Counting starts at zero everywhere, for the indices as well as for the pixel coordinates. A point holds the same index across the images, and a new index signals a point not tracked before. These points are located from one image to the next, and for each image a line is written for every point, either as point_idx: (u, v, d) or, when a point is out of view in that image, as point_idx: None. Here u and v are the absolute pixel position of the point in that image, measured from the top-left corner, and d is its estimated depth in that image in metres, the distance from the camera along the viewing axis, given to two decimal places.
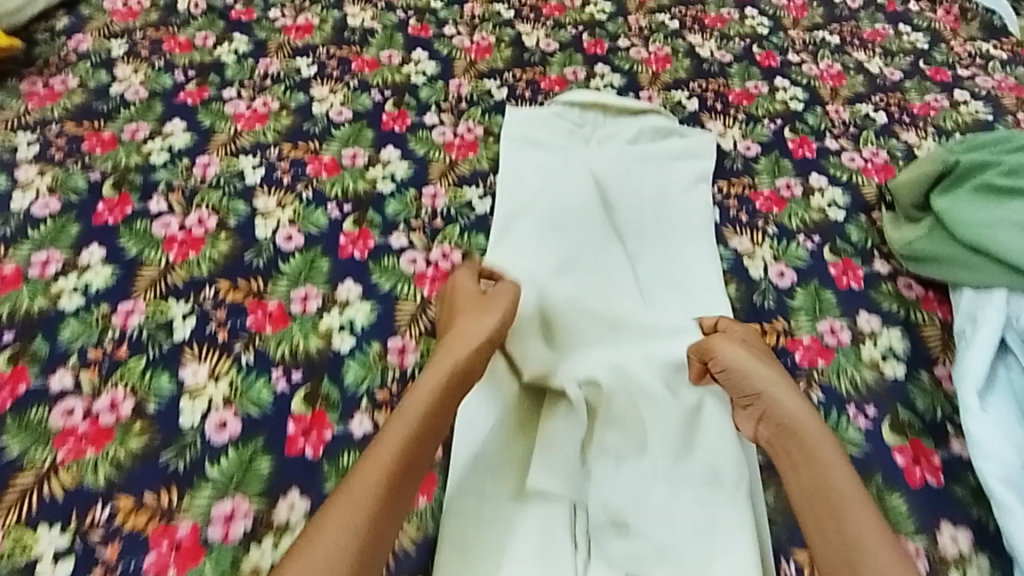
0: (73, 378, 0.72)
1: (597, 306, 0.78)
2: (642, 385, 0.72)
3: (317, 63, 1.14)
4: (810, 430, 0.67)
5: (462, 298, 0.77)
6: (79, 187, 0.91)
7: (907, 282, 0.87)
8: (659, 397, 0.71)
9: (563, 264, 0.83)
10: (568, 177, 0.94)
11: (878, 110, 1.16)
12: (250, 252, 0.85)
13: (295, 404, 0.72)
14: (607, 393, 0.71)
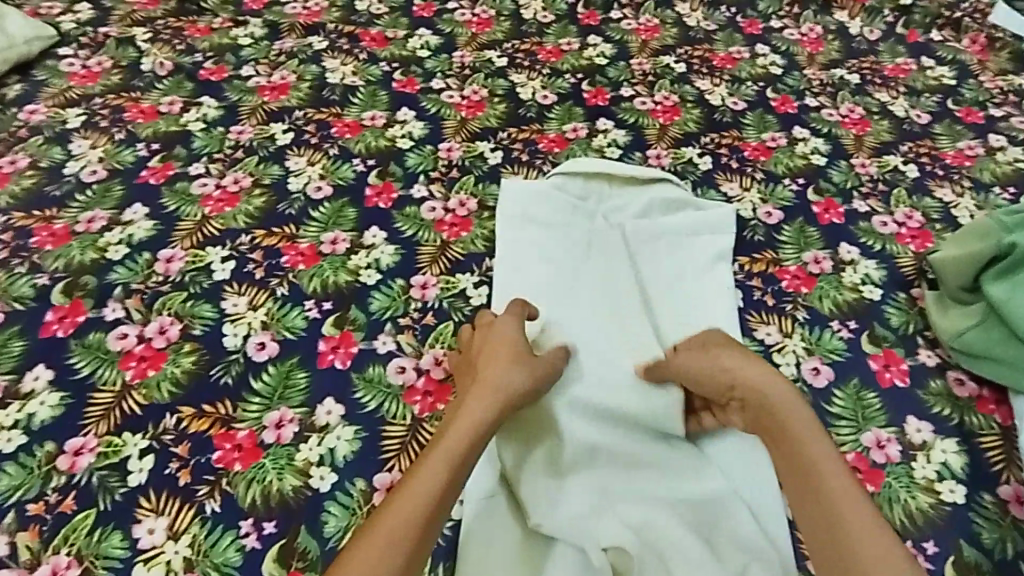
0: (10, 545, 0.63)
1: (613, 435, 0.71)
2: (675, 547, 0.63)
3: (294, 129, 1.04)
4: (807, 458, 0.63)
5: (493, 351, 0.72)
6: (25, 294, 0.81)
7: (957, 378, 0.78)
8: (698, 563, 0.63)
9: (582, 381, 0.74)
10: (578, 275, 0.85)
11: (908, 161, 1.06)
12: (217, 368, 0.76)
13: (267, 566, 0.63)
14: (634, 559, 0.63)
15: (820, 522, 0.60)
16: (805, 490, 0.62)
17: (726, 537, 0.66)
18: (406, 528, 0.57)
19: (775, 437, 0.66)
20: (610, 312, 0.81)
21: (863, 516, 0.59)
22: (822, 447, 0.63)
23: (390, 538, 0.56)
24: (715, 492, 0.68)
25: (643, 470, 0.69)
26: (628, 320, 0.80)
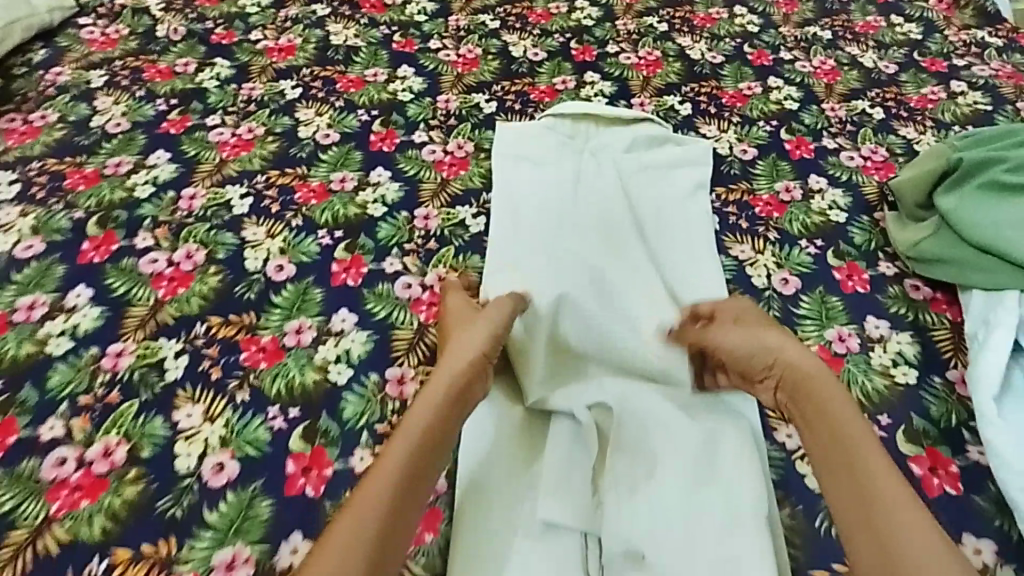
0: (65, 427, 0.70)
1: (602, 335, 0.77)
2: (651, 411, 0.68)
3: (301, 85, 1.12)
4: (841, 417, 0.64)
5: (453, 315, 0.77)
6: (62, 227, 0.88)
7: (913, 284, 0.85)
8: (672, 422, 0.67)
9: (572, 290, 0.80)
10: (574, 219, 0.89)
11: (875, 105, 1.14)
12: (240, 286, 0.83)
13: (294, 442, 0.70)
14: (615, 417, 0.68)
15: (856, 499, 0.59)
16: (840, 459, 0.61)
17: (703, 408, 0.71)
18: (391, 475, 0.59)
19: (810, 415, 0.66)
20: (607, 241, 0.86)
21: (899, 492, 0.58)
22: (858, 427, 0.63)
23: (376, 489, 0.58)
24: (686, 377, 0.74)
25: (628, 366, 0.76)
26: (622, 252, 0.85)
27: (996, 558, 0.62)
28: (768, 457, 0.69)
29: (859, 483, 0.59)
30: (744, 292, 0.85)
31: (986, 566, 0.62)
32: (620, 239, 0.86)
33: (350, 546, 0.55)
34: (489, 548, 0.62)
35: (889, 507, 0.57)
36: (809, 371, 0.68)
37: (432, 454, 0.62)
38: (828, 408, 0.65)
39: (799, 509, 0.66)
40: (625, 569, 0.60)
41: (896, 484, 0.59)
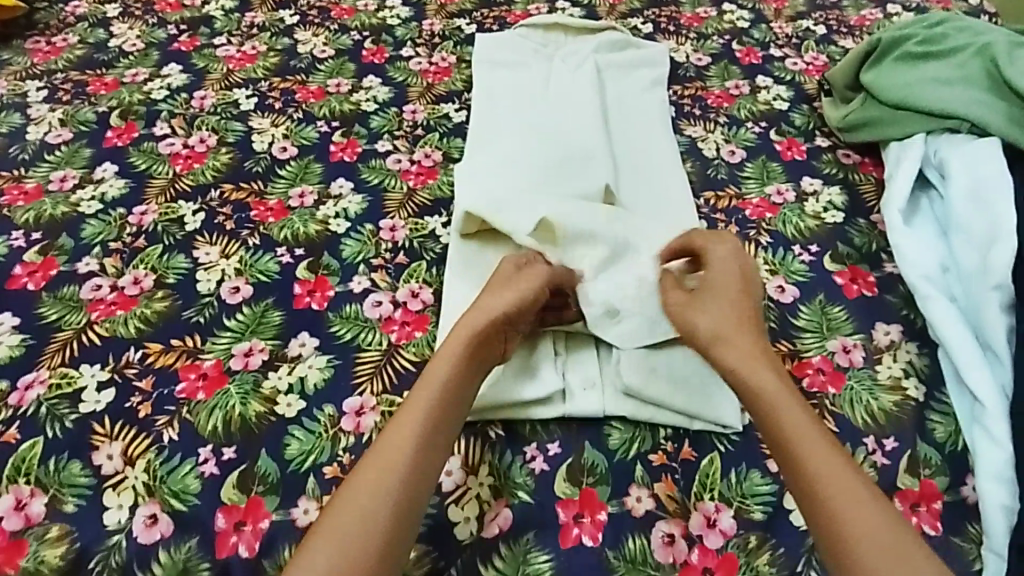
0: (99, 263, 0.79)
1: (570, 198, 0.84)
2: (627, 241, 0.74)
3: (299, 14, 1.23)
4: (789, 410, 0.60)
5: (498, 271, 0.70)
6: (88, 119, 0.99)
7: (844, 153, 0.95)
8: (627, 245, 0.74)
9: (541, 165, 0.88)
10: (548, 115, 0.97)
11: (818, 24, 1.25)
12: (249, 162, 0.94)
13: (300, 272, 0.79)
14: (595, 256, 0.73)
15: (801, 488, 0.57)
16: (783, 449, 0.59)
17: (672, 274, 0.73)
18: (403, 459, 0.57)
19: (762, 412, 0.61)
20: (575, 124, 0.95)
21: (845, 475, 0.57)
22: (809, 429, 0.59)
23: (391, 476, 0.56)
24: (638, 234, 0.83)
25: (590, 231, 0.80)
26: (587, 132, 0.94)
27: (902, 336, 0.73)
28: None
29: (791, 453, 0.58)
30: (695, 160, 0.96)
31: (893, 343, 0.72)
32: (594, 134, 0.93)
33: (366, 531, 0.54)
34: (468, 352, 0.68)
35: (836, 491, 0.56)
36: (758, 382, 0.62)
37: (450, 427, 0.60)
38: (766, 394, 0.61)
39: None
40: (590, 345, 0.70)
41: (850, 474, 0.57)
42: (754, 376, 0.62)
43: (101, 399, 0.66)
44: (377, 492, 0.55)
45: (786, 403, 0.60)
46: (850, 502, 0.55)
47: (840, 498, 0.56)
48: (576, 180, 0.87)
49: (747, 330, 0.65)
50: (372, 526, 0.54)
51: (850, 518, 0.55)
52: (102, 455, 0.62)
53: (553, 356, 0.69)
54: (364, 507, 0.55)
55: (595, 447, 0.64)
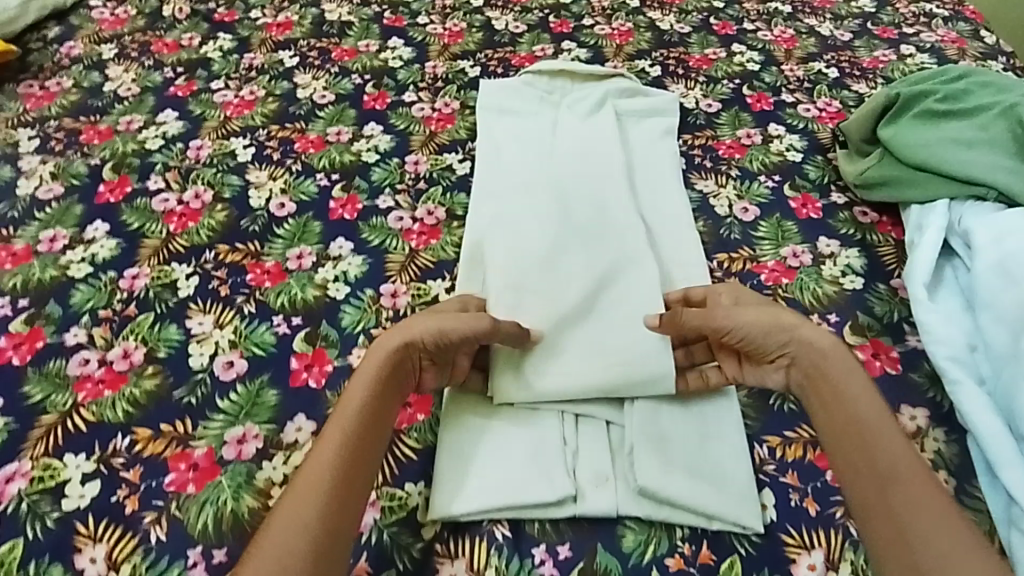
0: (87, 335, 0.76)
1: (600, 268, 0.80)
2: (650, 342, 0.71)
3: (299, 55, 1.20)
4: (862, 402, 0.62)
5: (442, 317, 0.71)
6: (80, 172, 0.96)
7: (861, 210, 0.92)
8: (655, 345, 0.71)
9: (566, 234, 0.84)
10: (563, 172, 0.92)
11: (830, 66, 1.22)
12: (246, 219, 0.91)
13: (297, 345, 0.76)
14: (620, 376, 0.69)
15: (880, 475, 0.58)
16: (846, 430, 0.62)
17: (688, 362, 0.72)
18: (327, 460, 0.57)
19: (828, 397, 0.64)
20: (594, 184, 0.91)
21: (918, 468, 0.58)
22: (867, 403, 0.62)
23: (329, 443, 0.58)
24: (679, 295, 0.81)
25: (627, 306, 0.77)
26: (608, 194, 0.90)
27: (928, 422, 0.70)
28: None
29: (854, 427, 0.61)
30: (708, 219, 0.92)
31: (919, 429, 0.69)
32: (611, 190, 0.90)
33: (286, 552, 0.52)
34: (472, 446, 0.65)
35: (911, 481, 0.57)
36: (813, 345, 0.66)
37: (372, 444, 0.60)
38: (839, 389, 0.64)
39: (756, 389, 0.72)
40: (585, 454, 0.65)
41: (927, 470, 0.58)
42: (837, 365, 0.65)
43: (86, 493, 0.63)
44: (300, 496, 0.55)
45: (864, 392, 0.63)
46: (928, 498, 0.56)
47: (919, 492, 0.57)
48: (596, 240, 0.83)
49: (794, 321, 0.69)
50: (312, 491, 0.55)
51: (900, 495, 0.57)
52: (85, 558, 0.59)
53: (563, 448, 0.65)
54: (309, 473, 0.56)
55: (607, 549, 0.60)
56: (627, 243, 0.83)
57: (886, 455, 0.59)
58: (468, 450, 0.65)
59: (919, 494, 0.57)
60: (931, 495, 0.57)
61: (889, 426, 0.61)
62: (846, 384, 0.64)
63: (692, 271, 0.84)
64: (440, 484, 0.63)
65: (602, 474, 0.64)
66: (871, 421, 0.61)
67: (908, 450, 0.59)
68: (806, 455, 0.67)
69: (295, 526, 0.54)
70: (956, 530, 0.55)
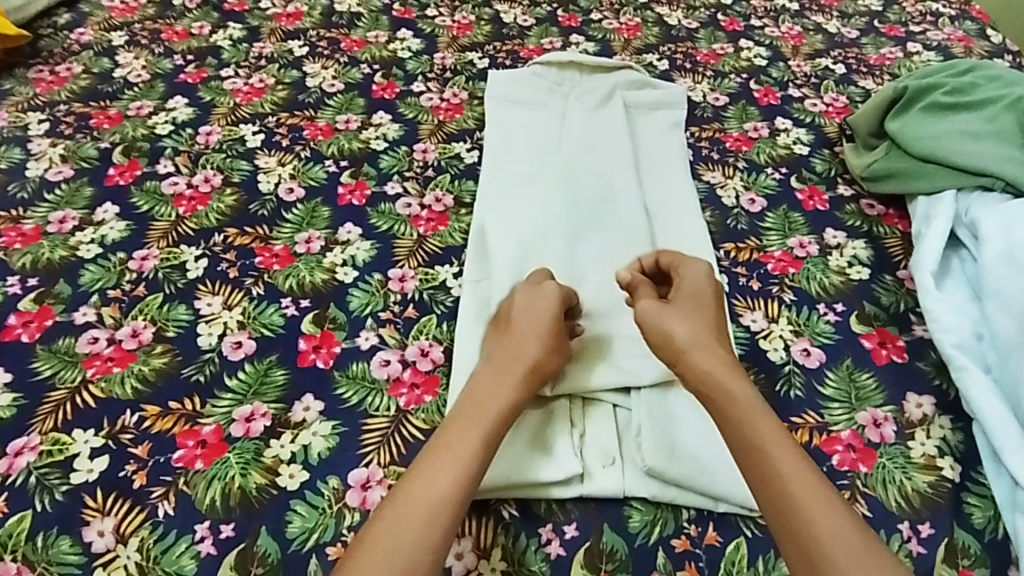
0: (96, 314, 0.76)
1: (605, 263, 0.81)
2: None
3: (308, 45, 1.20)
4: (756, 416, 0.61)
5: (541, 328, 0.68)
6: (90, 155, 0.96)
7: (868, 203, 0.93)
8: None
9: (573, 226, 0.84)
10: (570, 163, 0.93)
11: (837, 63, 1.22)
12: (254, 204, 0.91)
13: (305, 326, 0.76)
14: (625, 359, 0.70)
15: (766, 484, 0.58)
16: (749, 452, 0.59)
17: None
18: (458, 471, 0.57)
19: (722, 408, 0.62)
20: (600, 175, 0.91)
21: (806, 469, 0.58)
22: (763, 415, 0.61)
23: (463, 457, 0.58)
24: None
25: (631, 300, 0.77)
26: (614, 184, 0.90)
27: (935, 410, 0.70)
28: (734, 336, 0.76)
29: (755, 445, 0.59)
30: (714, 209, 0.92)
31: (926, 417, 0.69)
32: (620, 186, 0.90)
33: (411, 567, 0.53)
34: None
35: (807, 495, 0.56)
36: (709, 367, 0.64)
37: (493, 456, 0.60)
38: (743, 406, 0.61)
39: (762, 375, 0.73)
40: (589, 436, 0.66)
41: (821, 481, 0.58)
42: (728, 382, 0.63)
43: (94, 467, 0.63)
44: (427, 504, 0.55)
45: (753, 402, 0.62)
46: (818, 500, 0.56)
47: (814, 507, 0.56)
48: (605, 238, 0.84)
49: (723, 342, 0.67)
50: (436, 507, 0.55)
51: (808, 508, 0.56)
52: (93, 531, 0.59)
53: (571, 427, 0.66)
54: (431, 487, 0.56)
55: (614, 529, 0.61)
56: (635, 243, 0.83)
57: (782, 474, 0.57)
58: None
59: (813, 507, 0.56)
60: (827, 511, 0.56)
61: (780, 434, 0.60)
62: (746, 403, 0.62)
63: (700, 259, 0.84)
64: None
65: (608, 453, 0.64)
66: (765, 437, 0.59)
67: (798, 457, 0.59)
68: (812, 441, 0.67)
69: (419, 541, 0.54)
70: (852, 537, 0.54)
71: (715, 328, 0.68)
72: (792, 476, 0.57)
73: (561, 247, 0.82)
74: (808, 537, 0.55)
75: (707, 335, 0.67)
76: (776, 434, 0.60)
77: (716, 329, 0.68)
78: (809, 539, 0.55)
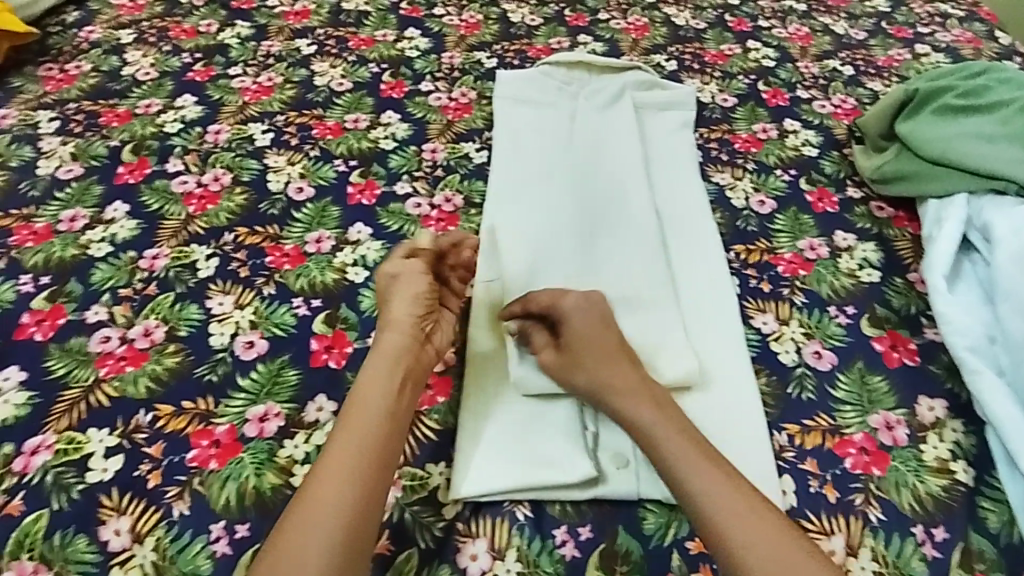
0: (108, 313, 0.76)
1: (619, 266, 0.81)
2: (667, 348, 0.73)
3: (316, 43, 1.19)
4: (666, 438, 0.62)
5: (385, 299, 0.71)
6: (100, 154, 0.96)
7: (878, 205, 0.93)
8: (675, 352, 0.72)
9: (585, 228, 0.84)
10: (579, 165, 0.92)
11: (845, 64, 1.22)
12: (265, 203, 0.91)
13: (317, 326, 0.76)
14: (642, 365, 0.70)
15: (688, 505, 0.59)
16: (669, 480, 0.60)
17: (719, 363, 0.73)
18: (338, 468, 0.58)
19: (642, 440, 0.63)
20: (609, 177, 0.91)
21: (716, 482, 0.59)
22: (670, 438, 0.62)
23: (374, 416, 0.62)
24: (706, 289, 0.80)
25: (645, 302, 0.77)
26: (624, 186, 0.90)
27: (947, 413, 0.70)
28: (745, 338, 0.76)
29: (669, 470, 0.60)
30: (724, 210, 0.92)
31: (938, 420, 0.70)
32: (630, 187, 0.89)
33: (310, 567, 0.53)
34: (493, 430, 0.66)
35: (721, 509, 0.58)
36: (619, 405, 0.64)
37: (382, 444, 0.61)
38: (648, 433, 0.63)
39: (773, 378, 0.73)
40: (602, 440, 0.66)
41: (736, 489, 0.59)
42: (638, 413, 0.63)
43: (109, 467, 0.63)
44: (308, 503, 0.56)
45: (659, 426, 0.62)
46: (732, 514, 0.57)
47: (730, 522, 0.57)
48: (616, 238, 0.84)
49: (617, 364, 0.66)
50: (326, 484, 0.57)
51: (727, 525, 0.57)
52: (109, 530, 0.59)
53: (583, 430, 0.66)
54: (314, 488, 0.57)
55: (628, 531, 0.61)
56: (647, 242, 0.83)
57: (697, 493, 0.59)
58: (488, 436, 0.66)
59: (730, 518, 0.57)
60: (744, 523, 0.57)
61: (693, 455, 0.61)
62: (649, 428, 0.63)
63: (713, 261, 0.84)
64: (463, 467, 0.64)
65: (621, 456, 0.64)
66: (676, 462, 0.60)
67: (713, 473, 0.60)
68: (824, 443, 0.68)
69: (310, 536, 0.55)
70: (763, 546, 0.56)
71: (612, 353, 0.67)
72: (704, 496, 0.58)
73: (573, 250, 0.82)
74: (726, 550, 0.56)
75: (595, 368, 0.66)
76: (689, 455, 0.60)
77: (603, 352, 0.67)
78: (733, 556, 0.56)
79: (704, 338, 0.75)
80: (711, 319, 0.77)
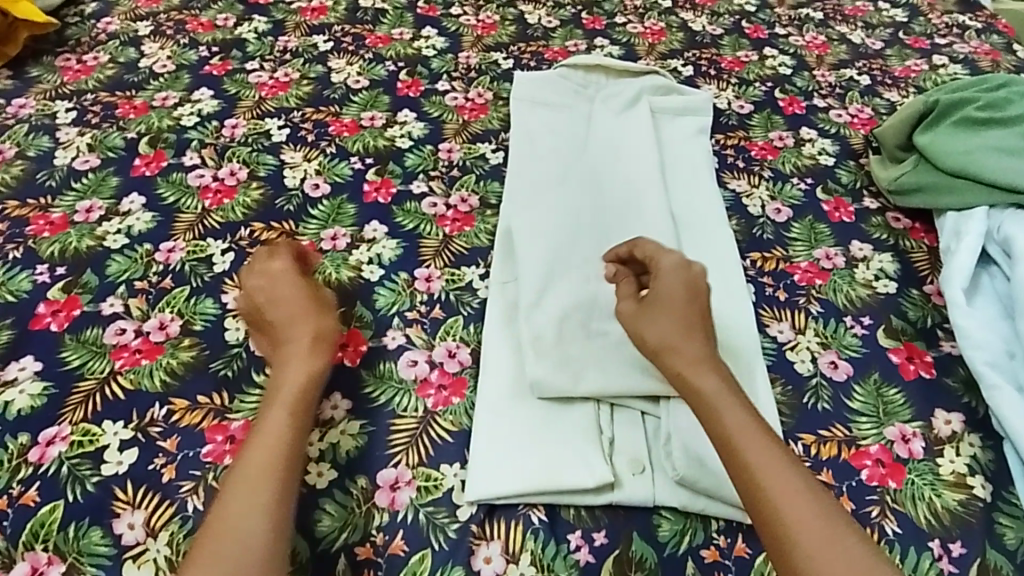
0: (123, 305, 0.76)
1: None
2: None
3: (333, 40, 1.19)
4: (728, 409, 0.62)
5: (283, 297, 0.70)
6: (117, 145, 0.96)
7: (894, 216, 0.92)
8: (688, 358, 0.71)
9: (599, 233, 0.84)
10: (595, 169, 0.92)
11: (862, 73, 1.21)
12: (280, 199, 0.91)
13: None
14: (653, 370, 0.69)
15: (739, 476, 0.59)
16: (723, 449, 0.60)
17: (737, 373, 0.72)
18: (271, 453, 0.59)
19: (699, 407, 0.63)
20: (625, 181, 0.91)
21: (775, 455, 0.59)
22: (734, 408, 0.62)
23: (274, 427, 0.61)
24: (721, 295, 0.80)
25: None
26: (639, 190, 0.89)
27: (963, 427, 0.70)
28: (761, 346, 0.76)
29: (727, 439, 0.60)
30: (740, 217, 0.91)
31: (954, 434, 0.70)
32: (646, 192, 0.89)
33: (249, 548, 0.54)
34: (509, 431, 0.67)
35: (775, 481, 0.58)
36: (682, 367, 0.65)
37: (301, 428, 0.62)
38: (711, 400, 0.63)
39: (789, 387, 0.73)
40: (616, 444, 0.66)
41: (790, 464, 0.59)
42: (704, 380, 0.64)
43: (123, 460, 0.63)
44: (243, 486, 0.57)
45: (722, 397, 0.63)
46: (786, 487, 0.57)
47: (782, 494, 0.57)
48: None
49: (693, 334, 0.67)
50: (265, 467, 0.58)
51: (778, 498, 0.57)
52: (123, 523, 0.59)
53: (599, 434, 0.67)
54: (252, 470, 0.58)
55: (643, 538, 0.61)
56: (663, 248, 0.83)
57: (749, 463, 0.59)
58: (504, 437, 0.66)
59: (779, 493, 0.57)
60: (796, 496, 0.57)
61: (753, 427, 0.61)
62: (712, 397, 0.63)
63: (730, 269, 0.83)
64: (477, 467, 0.64)
65: (635, 462, 0.65)
66: (735, 431, 0.60)
67: (770, 446, 0.60)
68: (840, 454, 0.68)
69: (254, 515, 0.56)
70: (815, 520, 0.56)
71: (690, 321, 0.67)
72: (759, 466, 0.58)
73: (589, 253, 0.81)
74: (773, 523, 0.56)
75: (676, 328, 0.67)
76: (750, 426, 0.61)
77: (688, 317, 0.68)
78: (781, 527, 0.56)
79: (722, 346, 0.74)
80: (729, 327, 0.76)
